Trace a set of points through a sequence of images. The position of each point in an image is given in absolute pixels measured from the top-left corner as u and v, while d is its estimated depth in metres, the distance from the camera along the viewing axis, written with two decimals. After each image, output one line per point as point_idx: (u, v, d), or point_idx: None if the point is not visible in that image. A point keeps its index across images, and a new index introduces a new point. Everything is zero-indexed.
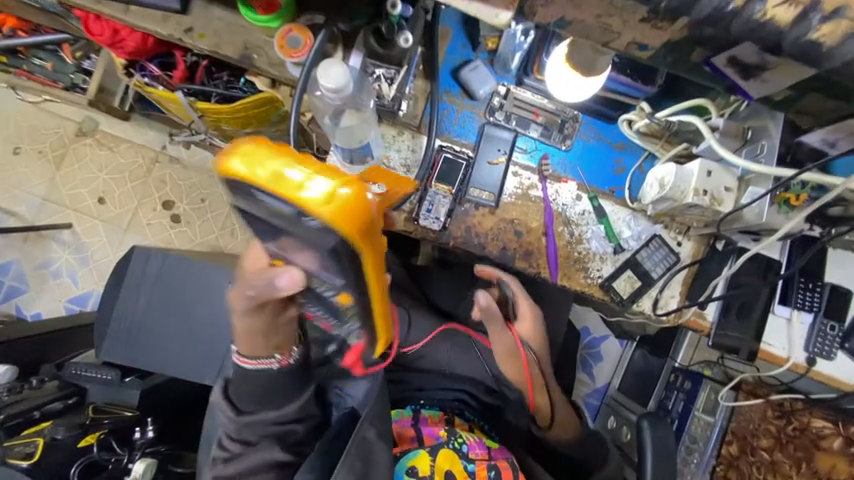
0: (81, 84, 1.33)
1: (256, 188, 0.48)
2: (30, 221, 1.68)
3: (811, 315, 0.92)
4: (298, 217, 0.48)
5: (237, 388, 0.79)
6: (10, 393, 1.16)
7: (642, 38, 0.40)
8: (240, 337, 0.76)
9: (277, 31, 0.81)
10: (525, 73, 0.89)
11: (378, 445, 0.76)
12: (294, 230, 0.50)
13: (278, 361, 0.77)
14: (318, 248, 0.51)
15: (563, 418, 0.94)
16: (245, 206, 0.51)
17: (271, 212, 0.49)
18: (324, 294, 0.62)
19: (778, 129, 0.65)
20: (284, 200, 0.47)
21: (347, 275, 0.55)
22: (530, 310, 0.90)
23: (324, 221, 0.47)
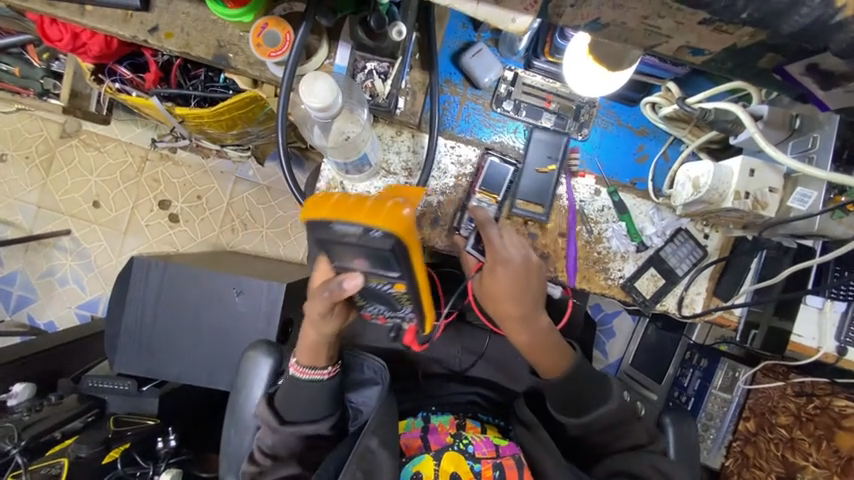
0: (53, 89, 1.24)
1: (324, 222, 0.61)
2: (28, 230, 1.63)
3: (844, 304, 0.85)
4: (366, 233, 0.60)
5: (283, 398, 0.84)
6: (30, 412, 1.19)
7: (697, 42, 0.32)
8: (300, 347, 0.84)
9: (253, 25, 0.71)
10: (535, 54, 0.79)
11: (381, 454, 0.75)
12: (363, 245, 0.61)
13: (329, 371, 0.84)
14: (381, 254, 0.62)
15: (547, 365, 0.81)
16: (321, 239, 0.63)
17: (343, 234, 0.61)
18: (382, 290, 0.70)
19: (831, 124, 0.58)
20: (354, 221, 0.60)
21: (404, 271, 0.64)
22: (494, 251, 0.72)
23: (383, 229, 0.59)
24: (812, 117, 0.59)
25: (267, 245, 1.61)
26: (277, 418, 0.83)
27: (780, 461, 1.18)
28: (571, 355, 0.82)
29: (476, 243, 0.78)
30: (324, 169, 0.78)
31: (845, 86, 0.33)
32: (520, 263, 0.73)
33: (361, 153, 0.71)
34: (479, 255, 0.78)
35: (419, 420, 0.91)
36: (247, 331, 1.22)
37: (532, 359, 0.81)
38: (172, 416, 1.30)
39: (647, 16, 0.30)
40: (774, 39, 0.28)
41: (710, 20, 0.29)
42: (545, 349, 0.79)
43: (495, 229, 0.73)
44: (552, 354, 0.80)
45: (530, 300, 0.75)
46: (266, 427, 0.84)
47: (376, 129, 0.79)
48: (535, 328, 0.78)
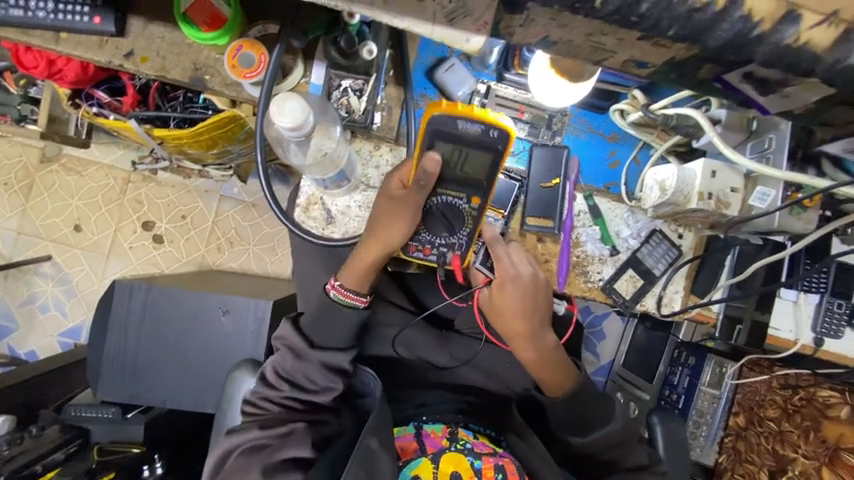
0: (31, 115, 1.23)
1: (445, 117, 0.65)
2: (7, 257, 1.60)
3: (818, 295, 0.88)
4: (485, 132, 0.67)
5: (314, 319, 0.82)
6: (11, 446, 1.13)
7: (640, 56, 0.33)
8: (349, 265, 0.79)
9: (228, 48, 0.73)
10: (505, 68, 0.82)
11: (381, 456, 0.72)
12: (467, 143, 0.67)
13: (367, 299, 0.81)
14: (483, 156, 0.69)
15: (551, 382, 0.84)
16: (439, 135, 0.67)
17: (450, 131, 0.66)
18: (455, 202, 0.73)
19: (786, 124, 0.60)
20: (478, 121, 0.66)
21: (492, 179, 0.71)
22: (503, 269, 0.76)
23: (504, 131, 0.66)
24: (767, 120, 0.63)
25: (254, 262, 1.60)
26: (304, 344, 0.81)
27: (771, 454, 1.20)
28: (575, 374, 0.84)
29: (485, 260, 0.78)
30: (303, 186, 0.79)
31: (780, 92, 0.35)
32: (528, 281, 0.77)
33: (338, 170, 0.74)
34: (487, 272, 0.78)
35: (411, 427, 0.90)
36: (234, 350, 1.20)
37: (537, 375, 0.84)
38: (159, 442, 1.27)
39: (590, 33, 0.32)
40: (706, 52, 0.30)
41: (647, 36, 0.30)
42: (550, 365, 0.82)
43: (505, 249, 0.77)
44: (558, 371, 0.83)
45: (536, 316, 0.80)
46: (286, 355, 0.83)
47: (354, 145, 0.79)
48: (541, 343, 0.82)
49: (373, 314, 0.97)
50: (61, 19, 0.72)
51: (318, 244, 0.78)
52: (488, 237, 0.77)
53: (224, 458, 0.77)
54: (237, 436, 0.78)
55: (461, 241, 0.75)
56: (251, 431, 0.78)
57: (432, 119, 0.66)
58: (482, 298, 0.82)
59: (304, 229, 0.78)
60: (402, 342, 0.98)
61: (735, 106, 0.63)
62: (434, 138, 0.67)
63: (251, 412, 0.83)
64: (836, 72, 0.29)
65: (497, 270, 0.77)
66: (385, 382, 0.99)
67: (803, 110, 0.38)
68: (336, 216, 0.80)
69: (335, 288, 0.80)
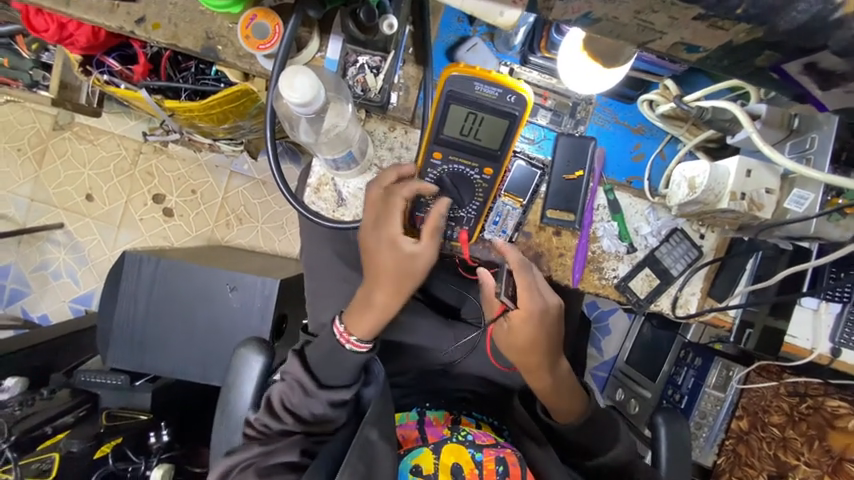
0: (42, 81, 1.22)
1: (462, 76, 0.67)
2: (21, 223, 1.61)
3: (840, 305, 0.85)
4: (502, 97, 0.68)
5: (321, 357, 0.78)
6: (22, 406, 1.17)
7: (692, 40, 0.30)
8: (357, 312, 0.76)
9: (241, 17, 0.70)
10: (531, 49, 0.77)
11: (381, 447, 0.72)
12: (482, 106, 0.68)
13: (368, 345, 0.77)
14: (500, 120, 0.69)
15: (563, 411, 0.83)
16: (457, 96, 0.68)
17: (467, 91, 0.68)
18: (461, 170, 0.73)
19: (831, 123, 0.56)
20: (496, 84, 0.68)
21: (506, 145, 0.72)
22: (530, 302, 0.74)
23: (522, 95, 0.68)
24: (811, 117, 0.58)
25: (262, 240, 1.60)
26: (312, 383, 0.78)
27: (773, 459, 1.20)
28: (587, 399, 0.84)
29: (509, 289, 0.74)
30: (314, 166, 0.77)
31: (844, 86, 0.32)
32: (552, 314, 0.76)
33: (349, 149, 0.70)
34: (508, 302, 0.74)
35: (414, 413, 0.91)
36: (240, 327, 1.21)
37: (550, 404, 0.83)
38: (166, 411, 1.30)
39: (639, 11, 0.29)
40: (770, 36, 0.27)
41: (705, 16, 0.27)
42: (564, 396, 0.82)
43: (531, 275, 0.74)
44: (571, 400, 0.83)
45: (552, 348, 0.79)
46: (294, 388, 0.80)
47: (367, 126, 0.77)
48: (556, 374, 0.81)
49: None
50: None
51: (326, 226, 0.76)
52: (517, 263, 0.73)
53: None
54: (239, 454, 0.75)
55: (468, 214, 0.75)
56: (252, 449, 0.76)
57: (451, 81, 0.68)
58: (499, 329, 0.79)
59: (313, 210, 0.77)
60: (407, 330, 0.97)
61: (778, 101, 0.59)
62: (452, 100, 0.68)
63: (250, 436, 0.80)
64: None
65: (523, 302, 0.73)
66: (388, 367, 0.98)
67: None
68: (347, 198, 0.78)
69: (351, 341, 0.76)
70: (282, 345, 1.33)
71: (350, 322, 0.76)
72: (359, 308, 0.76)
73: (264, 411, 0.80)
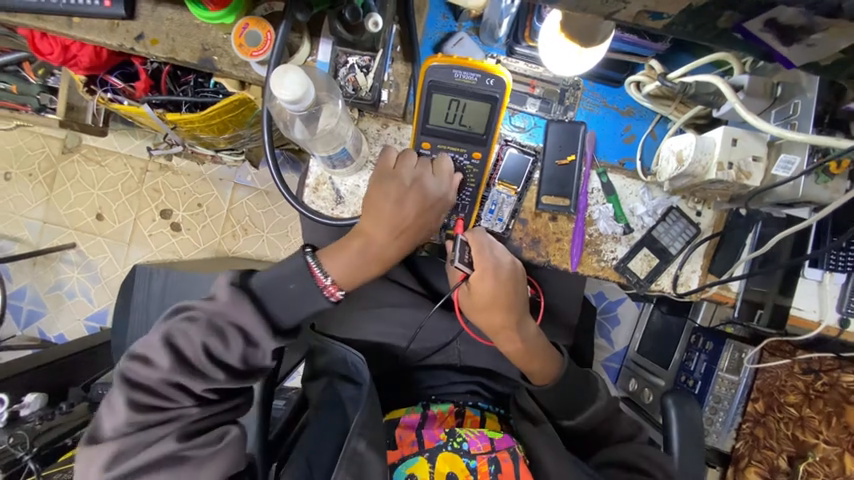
0: (49, 104, 1.27)
1: (440, 65, 0.71)
2: (35, 245, 1.67)
3: (845, 275, 0.83)
4: (481, 81, 0.72)
5: (285, 295, 0.74)
6: (42, 421, 1.19)
7: (653, 6, 0.32)
8: (341, 258, 0.75)
9: (235, 27, 0.73)
10: (516, 40, 0.79)
11: (369, 457, 0.72)
12: (461, 92, 0.72)
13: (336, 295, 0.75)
14: (482, 103, 0.73)
15: (538, 372, 0.84)
16: (438, 85, 0.72)
17: (446, 80, 0.71)
18: (450, 157, 0.76)
19: (814, 88, 0.57)
20: (473, 69, 0.71)
21: (493, 126, 0.74)
22: (483, 262, 0.74)
23: (501, 77, 0.71)
24: (795, 84, 0.59)
25: (268, 249, 1.63)
26: (263, 328, 0.73)
27: (791, 440, 1.17)
28: (559, 359, 0.85)
29: (464, 257, 0.75)
30: (311, 166, 0.79)
31: (805, 41, 0.33)
32: (508, 269, 0.76)
33: (343, 146, 0.72)
34: (466, 268, 0.76)
35: (419, 407, 0.90)
36: None
37: (525, 367, 0.84)
38: None
39: None
40: None
41: None
42: (535, 356, 0.83)
43: (483, 236, 0.75)
44: (545, 361, 0.83)
45: (514, 307, 0.79)
46: (224, 337, 0.71)
47: (361, 124, 0.79)
48: (524, 333, 0.81)
49: (382, 295, 0.98)
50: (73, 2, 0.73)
51: (326, 224, 0.79)
52: (469, 230, 0.76)
53: (124, 468, 0.66)
54: (137, 455, 0.66)
55: (464, 202, 0.78)
56: (167, 444, 0.67)
57: (432, 71, 0.71)
58: (461, 295, 0.81)
59: (313, 209, 0.79)
60: (411, 325, 0.98)
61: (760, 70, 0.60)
62: (434, 90, 0.72)
63: (148, 403, 0.69)
64: None
65: (477, 264, 0.74)
66: (394, 364, 0.99)
67: (832, 61, 0.36)
68: (345, 195, 0.80)
69: (338, 293, 0.75)
70: None
71: (333, 268, 0.74)
72: (344, 252, 0.75)
73: (170, 369, 0.70)
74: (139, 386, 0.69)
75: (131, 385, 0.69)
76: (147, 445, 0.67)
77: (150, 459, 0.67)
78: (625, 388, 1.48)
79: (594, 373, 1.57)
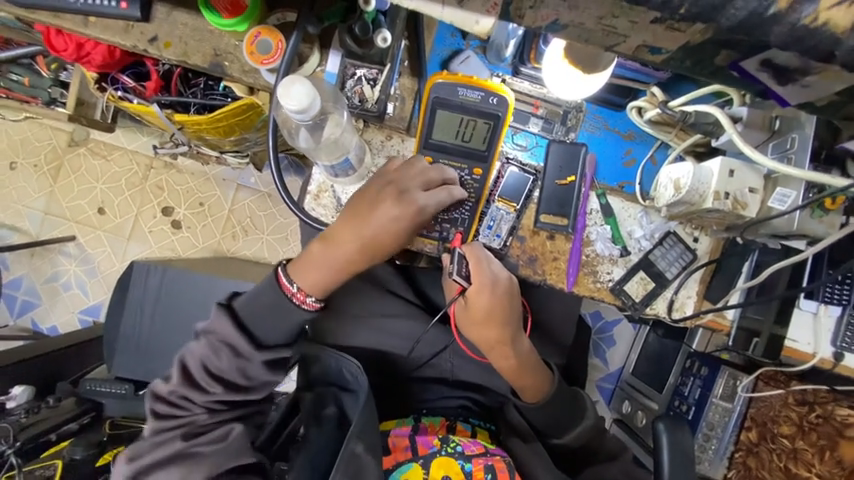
0: (60, 98, 1.29)
1: (443, 81, 0.73)
2: (34, 236, 1.67)
3: (840, 308, 0.83)
4: (484, 99, 0.74)
5: (262, 309, 0.74)
6: (28, 415, 1.18)
7: (653, 41, 0.33)
8: (311, 268, 0.74)
9: (247, 35, 0.74)
10: (521, 61, 0.80)
11: (366, 460, 0.72)
12: (464, 108, 0.73)
13: (312, 304, 0.75)
14: (485, 119, 0.74)
15: (530, 388, 0.83)
16: (442, 101, 0.73)
17: (449, 97, 0.73)
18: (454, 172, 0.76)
19: (811, 124, 0.58)
20: (477, 88, 0.73)
21: (495, 142, 0.75)
22: (481, 275, 0.74)
23: (504, 95, 0.73)
24: (793, 119, 0.60)
25: (267, 251, 1.63)
26: (251, 344, 0.74)
27: (783, 472, 1.15)
28: (551, 378, 0.84)
29: (462, 269, 0.74)
30: (314, 174, 0.80)
31: (800, 81, 0.34)
32: (505, 284, 0.76)
33: (346, 156, 0.73)
34: (463, 281, 0.74)
35: (410, 420, 0.89)
36: None
37: (517, 384, 0.83)
38: None
39: (601, 16, 0.31)
40: (720, 35, 0.29)
41: (661, 19, 0.30)
42: (526, 372, 0.82)
43: (482, 250, 0.76)
44: (537, 378, 0.83)
45: (509, 323, 0.79)
46: (221, 353, 0.74)
47: (365, 135, 0.79)
48: (518, 349, 0.81)
49: (379, 305, 0.97)
50: (91, 3, 0.75)
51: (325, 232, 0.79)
52: (468, 245, 0.76)
53: (140, 464, 0.72)
54: (149, 454, 0.72)
55: (464, 215, 0.78)
56: (174, 443, 0.73)
57: (436, 88, 0.73)
58: (457, 309, 0.80)
59: (313, 216, 0.79)
60: (405, 336, 0.97)
61: (758, 103, 0.61)
62: (438, 106, 0.74)
63: (167, 411, 0.76)
64: None
65: (475, 277, 0.74)
66: (386, 374, 0.99)
67: (826, 103, 0.36)
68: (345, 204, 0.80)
69: (306, 301, 0.75)
70: None
71: (301, 279, 0.74)
72: (311, 263, 0.74)
73: (179, 383, 0.75)
74: (160, 397, 0.76)
75: (154, 395, 0.76)
76: (159, 451, 0.72)
77: (160, 458, 0.72)
78: (618, 410, 1.46)
79: (587, 393, 1.56)
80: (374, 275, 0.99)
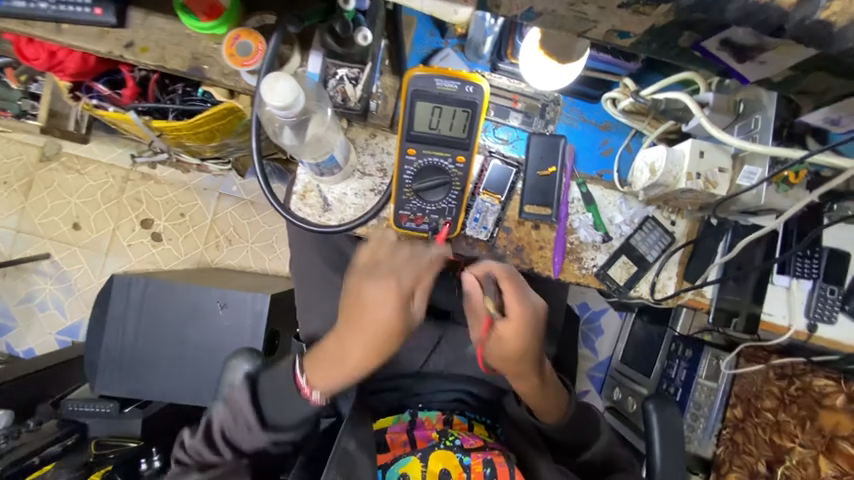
0: (30, 110, 1.25)
1: (419, 73, 0.73)
2: (6, 255, 1.60)
3: (811, 281, 0.88)
4: (461, 89, 0.73)
5: (273, 394, 0.81)
6: (7, 440, 1.12)
7: (622, 26, 0.36)
8: (320, 368, 0.78)
9: (225, 37, 0.75)
10: (499, 57, 0.83)
11: (359, 457, 0.73)
12: (441, 99, 0.73)
13: (314, 400, 0.79)
14: (464, 107, 0.74)
15: (550, 412, 0.82)
16: (420, 93, 0.73)
17: (426, 90, 0.73)
18: (438, 163, 0.77)
19: (773, 103, 0.63)
20: (453, 77, 0.73)
21: (475, 130, 0.75)
22: (522, 312, 0.70)
23: (480, 84, 0.73)
24: (756, 100, 0.65)
25: (252, 260, 1.61)
26: (259, 419, 0.81)
27: (769, 445, 1.18)
28: (567, 397, 0.85)
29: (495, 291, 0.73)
30: (300, 174, 0.80)
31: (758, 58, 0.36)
32: (539, 318, 0.73)
33: (331, 153, 0.73)
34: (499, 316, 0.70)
35: (407, 415, 0.89)
36: (230, 344, 1.20)
37: (538, 408, 0.82)
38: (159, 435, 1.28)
39: (573, 2, 0.33)
40: (681, 15, 0.33)
41: (627, 4, 0.32)
42: (549, 397, 0.81)
43: (517, 283, 0.72)
44: (556, 402, 0.82)
45: (540, 355, 0.76)
46: (239, 420, 0.82)
47: (349, 134, 0.80)
48: (544, 377, 0.79)
49: None
50: (61, 9, 0.72)
51: (312, 231, 0.80)
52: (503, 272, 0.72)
53: None
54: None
55: (450, 206, 0.79)
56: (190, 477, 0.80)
57: (414, 80, 0.73)
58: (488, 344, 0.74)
59: (300, 216, 0.79)
60: None
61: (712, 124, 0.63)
62: (417, 98, 0.73)
63: (190, 460, 0.83)
64: (807, 27, 0.30)
65: (513, 312, 0.70)
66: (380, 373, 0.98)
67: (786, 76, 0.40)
68: (332, 203, 0.81)
69: (311, 397, 0.79)
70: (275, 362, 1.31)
71: (310, 375, 0.78)
72: (323, 370, 0.77)
73: (201, 440, 0.82)
74: (184, 446, 0.84)
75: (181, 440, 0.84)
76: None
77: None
78: (609, 398, 1.49)
79: (579, 383, 1.58)
80: None
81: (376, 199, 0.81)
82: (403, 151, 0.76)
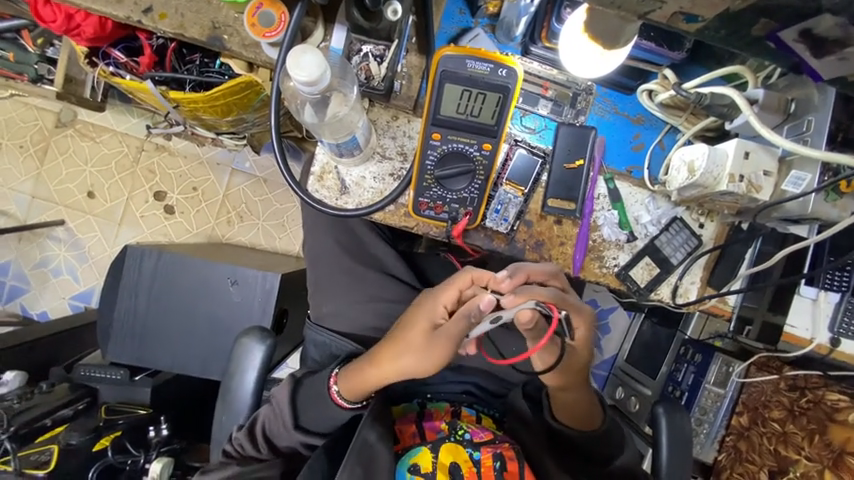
0: (47, 74, 1.23)
1: (449, 53, 0.69)
2: (22, 220, 1.62)
3: (838, 294, 0.84)
4: (494, 72, 0.70)
5: (310, 398, 0.86)
6: (21, 399, 1.15)
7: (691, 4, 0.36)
8: (349, 376, 0.81)
9: (248, 7, 0.72)
10: (531, 40, 0.78)
11: (379, 449, 0.76)
12: (471, 83, 0.70)
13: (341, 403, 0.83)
14: (495, 91, 0.71)
15: (586, 419, 0.82)
16: (451, 75, 0.70)
17: (456, 71, 0.70)
18: (464, 149, 0.74)
19: (828, 106, 0.60)
20: (487, 60, 0.69)
21: (504, 116, 0.72)
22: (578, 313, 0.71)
23: (513, 67, 0.70)
24: (808, 100, 0.62)
25: (263, 237, 1.60)
26: (290, 410, 0.85)
27: (773, 455, 1.14)
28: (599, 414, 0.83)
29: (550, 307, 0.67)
30: (318, 154, 0.78)
31: None
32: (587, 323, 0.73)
33: (352, 134, 0.71)
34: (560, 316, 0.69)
35: (415, 406, 0.90)
36: (240, 320, 1.20)
37: (576, 417, 0.82)
38: (166, 405, 1.31)
39: None
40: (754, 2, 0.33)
41: None
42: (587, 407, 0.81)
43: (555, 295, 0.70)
44: (591, 411, 0.82)
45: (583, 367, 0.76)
46: (276, 417, 0.86)
47: (371, 115, 0.78)
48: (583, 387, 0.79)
49: (382, 290, 0.96)
50: None
51: (329, 213, 0.77)
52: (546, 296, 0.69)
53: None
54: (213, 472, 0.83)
55: (473, 196, 0.76)
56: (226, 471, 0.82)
57: (443, 61, 0.69)
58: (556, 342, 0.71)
59: (317, 198, 0.77)
60: None
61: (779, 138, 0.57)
62: (446, 79, 0.70)
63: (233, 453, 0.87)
64: None
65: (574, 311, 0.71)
66: None
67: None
68: (350, 186, 0.79)
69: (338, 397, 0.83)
70: (283, 341, 1.32)
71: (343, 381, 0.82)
72: (354, 376, 0.80)
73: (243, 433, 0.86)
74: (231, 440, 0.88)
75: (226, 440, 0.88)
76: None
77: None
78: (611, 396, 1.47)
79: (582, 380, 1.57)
80: (376, 259, 0.97)
81: (395, 184, 0.78)
82: (427, 137, 0.74)
